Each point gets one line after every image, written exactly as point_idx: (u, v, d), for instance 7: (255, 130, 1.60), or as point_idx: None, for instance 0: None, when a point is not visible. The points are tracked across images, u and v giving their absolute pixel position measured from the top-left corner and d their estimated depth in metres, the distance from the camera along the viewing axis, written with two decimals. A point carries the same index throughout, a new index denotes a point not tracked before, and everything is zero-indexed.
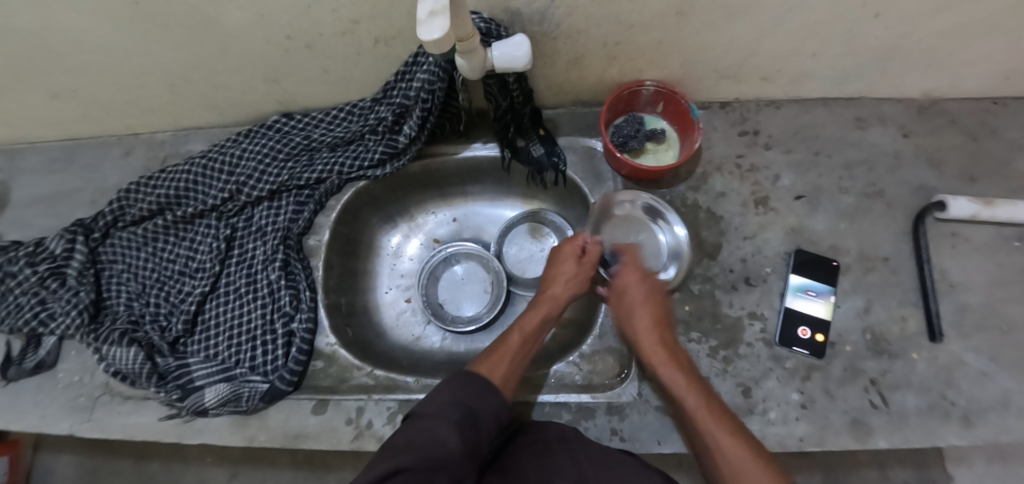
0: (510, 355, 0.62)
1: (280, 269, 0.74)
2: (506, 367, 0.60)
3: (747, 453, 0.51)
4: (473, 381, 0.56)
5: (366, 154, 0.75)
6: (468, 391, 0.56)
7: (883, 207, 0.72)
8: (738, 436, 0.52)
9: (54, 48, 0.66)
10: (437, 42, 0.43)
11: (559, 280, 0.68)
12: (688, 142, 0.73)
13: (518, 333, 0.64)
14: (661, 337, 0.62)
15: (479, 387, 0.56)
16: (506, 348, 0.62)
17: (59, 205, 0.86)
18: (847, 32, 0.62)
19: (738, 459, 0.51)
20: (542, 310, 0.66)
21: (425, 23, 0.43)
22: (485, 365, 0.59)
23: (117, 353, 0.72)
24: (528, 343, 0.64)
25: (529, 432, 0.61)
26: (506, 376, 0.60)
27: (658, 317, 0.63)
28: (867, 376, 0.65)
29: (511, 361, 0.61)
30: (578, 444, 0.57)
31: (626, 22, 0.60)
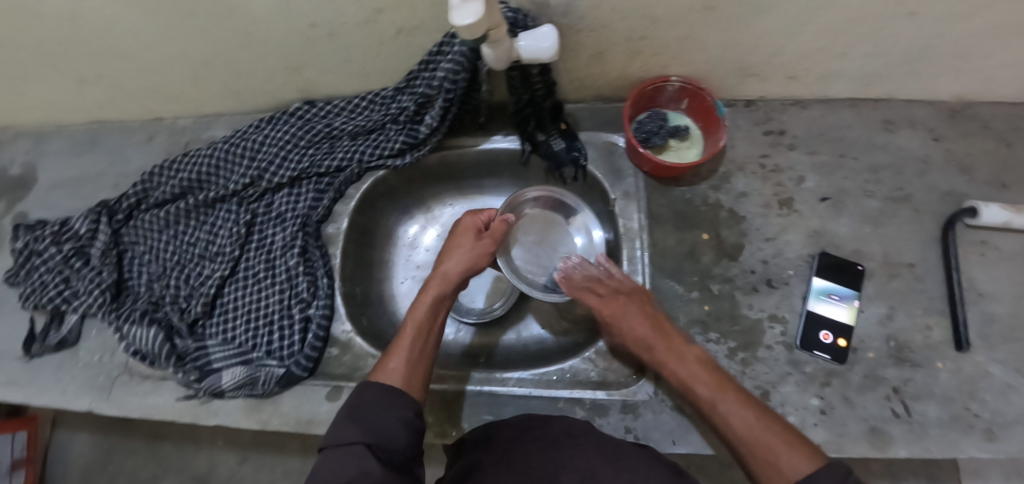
0: (413, 346, 0.59)
1: (299, 255, 0.75)
2: (409, 360, 0.58)
3: (774, 434, 0.51)
4: (369, 390, 0.54)
5: (387, 143, 0.75)
6: (371, 408, 0.53)
7: (910, 213, 0.71)
8: (765, 419, 0.53)
9: (81, 32, 0.67)
10: (469, 28, 0.44)
11: (450, 257, 0.66)
12: (712, 140, 0.72)
13: (417, 320, 0.61)
14: (664, 340, 0.61)
15: (379, 394, 0.54)
16: (403, 340, 0.60)
17: (82, 187, 0.88)
18: (879, 32, 0.60)
19: (770, 445, 0.51)
20: (433, 289, 0.63)
21: (458, 8, 0.44)
22: (383, 370, 0.57)
23: (137, 333, 0.73)
24: (429, 324, 0.62)
25: (535, 424, 0.60)
26: (410, 367, 0.58)
27: (656, 319, 0.62)
28: (888, 383, 0.64)
29: (414, 350, 0.59)
30: (587, 438, 0.57)
31: (652, 16, 0.60)
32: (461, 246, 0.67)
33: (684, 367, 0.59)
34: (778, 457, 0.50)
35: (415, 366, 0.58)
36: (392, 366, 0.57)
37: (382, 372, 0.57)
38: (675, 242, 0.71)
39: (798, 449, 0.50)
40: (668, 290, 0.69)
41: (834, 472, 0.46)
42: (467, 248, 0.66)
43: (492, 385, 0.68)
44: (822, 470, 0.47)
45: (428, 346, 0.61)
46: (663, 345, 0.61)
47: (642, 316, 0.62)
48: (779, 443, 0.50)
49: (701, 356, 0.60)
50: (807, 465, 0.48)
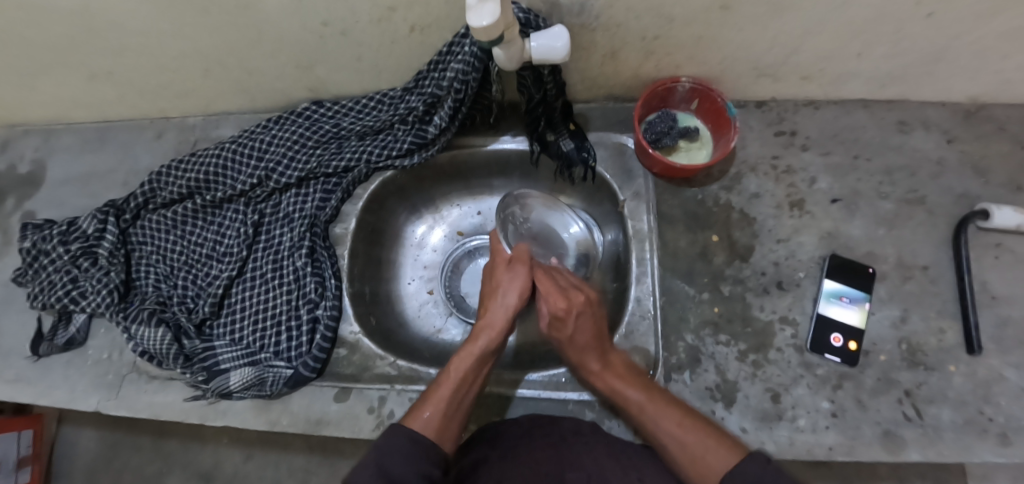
0: (450, 394, 0.59)
1: (306, 256, 0.74)
2: (444, 411, 0.58)
3: (700, 432, 0.54)
4: (397, 437, 0.53)
5: (395, 144, 0.75)
6: (399, 458, 0.52)
7: (923, 215, 0.70)
8: (689, 420, 0.56)
9: (94, 29, 0.67)
10: (486, 29, 0.44)
11: (496, 299, 0.66)
12: (723, 140, 0.71)
13: (461, 365, 0.61)
14: (599, 346, 0.62)
15: (405, 445, 0.53)
16: (440, 388, 0.59)
17: (90, 185, 0.87)
18: (896, 32, 0.60)
19: (697, 445, 0.53)
20: (483, 336, 0.63)
21: (474, 9, 0.44)
22: (414, 418, 0.57)
23: (145, 333, 0.73)
24: (474, 371, 0.61)
25: (543, 422, 0.60)
26: (444, 418, 0.57)
27: (595, 325, 0.63)
28: (901, 387, 0.63)
29: (449, 403, 0.58)
30: (595, 438, 0.57)
31: (667, 15, 0.59)
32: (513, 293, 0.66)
33: (614, 375, 0.61)
34: (709, 457, 0.52)
35: (447, 418, 0.58)
36: (427, 415, 0.57)
37: (415, 420, 0.57)
38: (686, 243, 0.71)
39: (722, 444, 0.53)
40: (678, 292, 0.69)
41: (756, 461, 0.49)
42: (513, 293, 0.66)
43: (500, 387, 0.67)
44: (745, 460, 0.50)
45: (466, 397, 0.60)
46: (597, 353, 0.61)
47: (585, 321, 0.63)
48: (705, 442, 0.53)
49: (628, 364, 0.62)
50: (731, 457, 0.51)
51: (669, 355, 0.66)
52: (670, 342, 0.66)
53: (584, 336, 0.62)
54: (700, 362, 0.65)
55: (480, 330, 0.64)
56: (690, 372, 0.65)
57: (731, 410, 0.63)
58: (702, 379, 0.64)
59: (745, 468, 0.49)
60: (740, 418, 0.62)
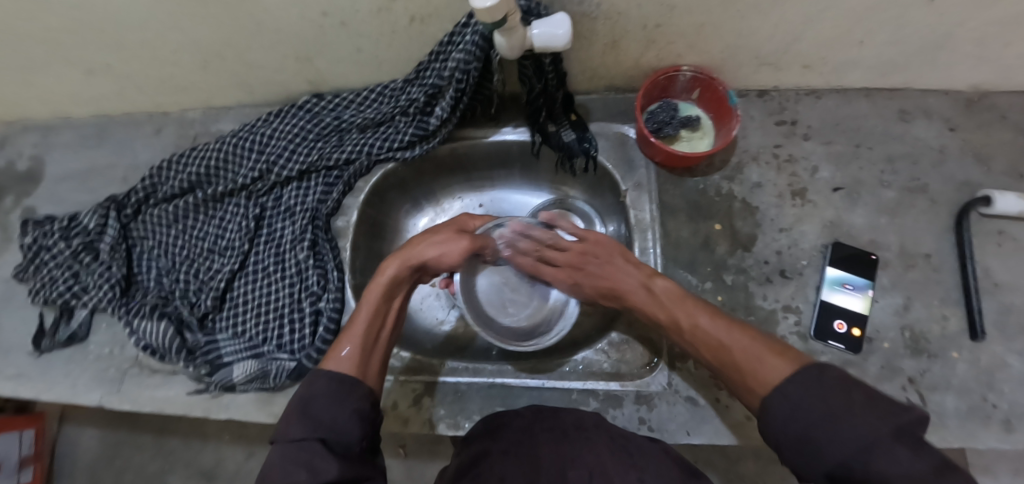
0: (365, 329, 0.55)
1: (308, 249, 0.75)
2: (363, 344, 0.54)
3: (751, 339, 0.50)
4: (319, 381, 0.50)
5: (396, 136, 0.75)
6: (325, 401, 0.48)
7: (925, 203, 0.70)
8: (740, 331, 0.52)
9: (92, 22, 0.66)
10: (490, 9, 0.44)
11: (424, 240, 0.61)
12: (724, 129, 0.71)
13: (371, 300, 0.57)
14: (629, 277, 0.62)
15: (328, 388, 0.49)
16: (353, 326, 0.55)
17: (91, 181, 0.87)
18: (897, 19, 0.60)
19: (745, 355, 0.49)
20: (393, 266, 0.59)
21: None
22: (334, 357, 0.53)
23: (147, 327, 0.73)
24: (385, 305, 0.58)
25: (545, 416, 0.59)
26: (364, 352, 0.54)
27: (615, 265, 0.63)
28: (904, 374, 0.63)
29: (367, 335, 0.55)
30: (597, 433, 0.55)
31: (668, 3, 0.59)
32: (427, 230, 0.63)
33: (654, 301, 0.59)
34: (754, 366, 0.48)
35: (369, 352, 0.54)
36: (344, 353, 0.53)
37: (333, 359, 0.53)
38: (689, 233, 0.71)
39: (775, 354, 0.48)
40: (680, 282, 0.69)
41: (811, 377, 0.44)
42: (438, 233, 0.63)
43: (504, 377, 0.68)
44: (799, 371, 0.45)
45: (384, 329, 0.57)
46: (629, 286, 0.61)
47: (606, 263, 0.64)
48: (756, 350, 0.49)
49: (671, 286, 0.59)
50: (787, 366, 0.47)
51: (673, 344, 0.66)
52: None
53: (599, 282, 0.64)
54: None
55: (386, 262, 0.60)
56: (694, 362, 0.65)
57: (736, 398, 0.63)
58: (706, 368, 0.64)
59: (798, 382, 0.44)
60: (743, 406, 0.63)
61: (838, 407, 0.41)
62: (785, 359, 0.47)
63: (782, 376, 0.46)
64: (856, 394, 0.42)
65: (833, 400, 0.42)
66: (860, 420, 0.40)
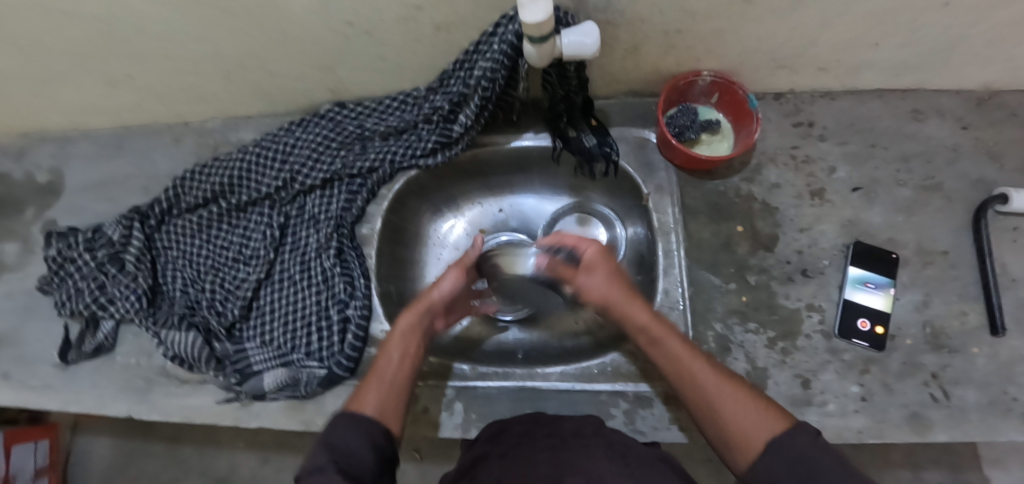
0: (386, 376, 0.57)
1: (334, 256, 0.76)
2: (383, 388, 0.56)
3: (745, 398, 0.51)
4: (341, 420, 0.52)
5: (419, 143, 0.76)
6: (347, 435, 0.50)
7: (940, 201, 0.71)
8: (733, 387, 0.52)
9: (115, 35, 0.66)
10: (538, 25, 0.46)
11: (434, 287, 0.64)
12: (744, 132, 0.73)
13: (391, 349, 0.59)
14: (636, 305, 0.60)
15: (351, 424, 0.51)
16: (376, 373, 0.57)
17: (110, 192, 0.87)
18: (914, 21, 0.61)
19: (742, 414, 0.50)
20: (410, 316, 0.61)
21: (528, 5, 0.45)
22: (360, 401, 0.55)
23: (177, 338, 0.74)
24: (403, 350, 0.60)
25: (544, 424, 0.60)
26: (384, 397, 0.55)
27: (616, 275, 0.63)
28: (926, 370, 0.65)
29: (388, 383, 0.57)
30: (595, 439, 0.56)
31: (690, 10, 0.60)
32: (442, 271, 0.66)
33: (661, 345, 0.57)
34: (751, 427, 0.49)
35: (389, 402, 0.55)
36: (367, 398, 0.55)
37: (356, 403, 0.55)
38: (711, 233, 0.72)
39: (768, 413, 0.50)
40: (703, 283, 0.70)
41: (807, 434, 0.47)
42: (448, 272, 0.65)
43: (534, 381, 0.68)
44: (793, 432, 0.48)
45: (404, 379, 0.58)
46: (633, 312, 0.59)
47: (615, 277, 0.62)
48: (751, 408, 0.50)
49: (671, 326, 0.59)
50: (777, 426, 0.49)
51: (699, 344, 0.67)
52: (700, 331, 0.67)
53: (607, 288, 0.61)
54: (730, 350, 0.66)
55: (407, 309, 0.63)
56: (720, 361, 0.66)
57: None
58: (732, 367, 0.66)
59: (791, 441, 0.47)
60: None
61: (825, 466, 0.44)
62: (778, 418, 0.49)
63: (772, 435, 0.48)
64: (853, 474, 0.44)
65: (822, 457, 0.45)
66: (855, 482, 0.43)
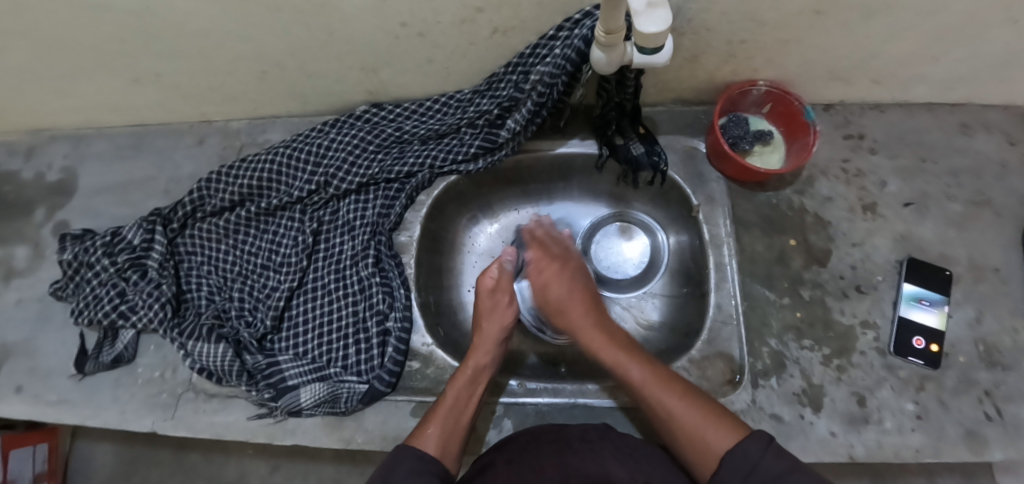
0: (450, 415, 0.60)
1: (372, 265, 0.73)
2: (444, 427, 0.59)
3: (698, 412, 0.54)
4: (405, 455, 0.56)
5: (461, 148, 0.73)
6: (405, 474, 0.54)
7: (990, 217, 0.71)
8: (689, 399, 0.55)
9: (147, 29, 0.62)
10: (656, 34, 0.46)
11: (490, 320, 0.68)
12: (798, 145, 0.71)
13: (458, 383, 0.62)
14: (598, 324, 0.63)
15: (413, 462, 0.55)
16: (440, 409, 0.60)
17: (129, 194, 0.83)
18: (981, 38, 0.60)
19: (695, 426, 0.53)
20: (477, 356, 0.64)
21: (644, 15, 0.46)
22: (421, 436, 0.58)
23: (204, 349, 0.70)
24: (470, 389, 0.62)
25: (551, 430, 0.60)
26: (445, 434, 0.59)
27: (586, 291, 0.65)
28: (980, 387, 0.65)
29: (449, 418, 0.60)
30: (602, 444, 0.57)
31: (760, 20, 0.58)
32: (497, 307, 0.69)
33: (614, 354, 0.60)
34: (708, 440, 0.52)
35: (450, 438, 0.59)
36: (429, 431, 0.59)
37: (420, 437, 0.58)
38: (764, 247, 0.71)
39: (724, 426, 0.52)
40: (755, 296, 0.69)
41: (759, 443, 0.50)
42: (510, 306, 0.69)
43: (586, 398, 0.67)
44: (746, 441, 0.51)
45: (465, 415, 0.61)
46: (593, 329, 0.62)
47: (574, 287, 0.65)
48: (706, 424, 0.53)
49: (629, 342, 0.62)
50: (731, 439, 0.51)
51: (754, 361, 0.66)
52: (754, 347, 0.67)
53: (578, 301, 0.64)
54: (785, 367, 0.66)
55: (474, 351, 0.65)
56: (776, 378, 0.65)
57: (819, 414, 0.63)
58: (788, 384, 0.65)
59: (745, 451, 0.50)
60: (828, 421, 0.63)
61: (774, 474, 0.47)
62: (732, 430, 0.52)
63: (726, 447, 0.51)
64: (786, 461, 0.48)
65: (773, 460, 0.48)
66: (773, 460, 0.48)
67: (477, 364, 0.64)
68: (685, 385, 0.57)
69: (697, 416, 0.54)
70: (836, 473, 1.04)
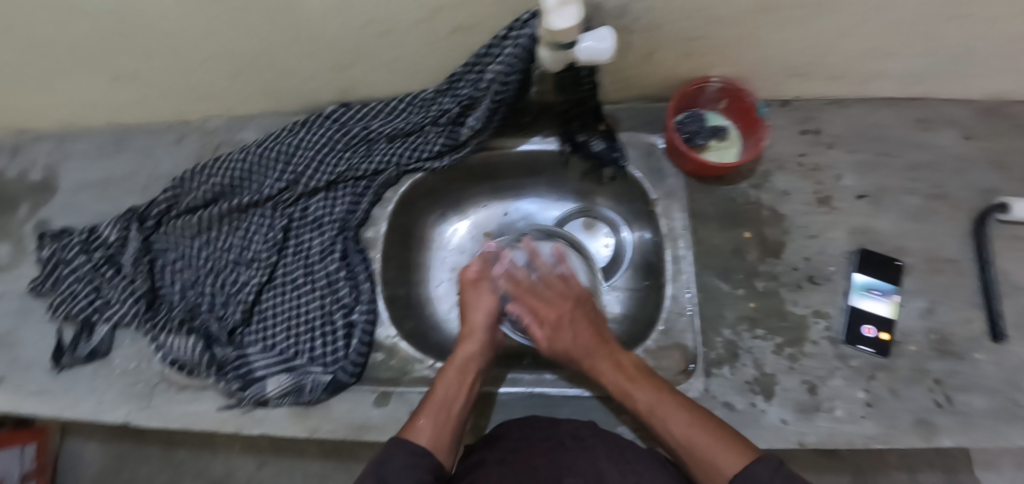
0: (442, 405, 0.60)
1: (339, 260, 0.75)
2: (435, 420, 0.59)
3: (707, 434, 0.53)
4: (397, 449, 0.55)
5: (427, 146, 0.76)
6: (399, 467, 0.53)
7: (946, 209, 0.72)
8: (700, 423, 0.55)
9: (120, 31, 0.64)
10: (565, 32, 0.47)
11: (475, 314, 0.70)
12: (752, 139, 0.73)
13: (449, 375, 0.63)
14: (603, 349, 0.65)
15: (407, 455, 0.54)
16: (431, 403, 0.60)
17: (109, 191, 0.86)
18: (927, 34, 0.62)
19: (704, 446, 0.53)
20: (468, 346, 0.66)
21: (555, 12, 0.46)
22: (416, 429, 0.58)
23: (176, 342, 0.73)
24: (460, 379, 0.63)
25: (542, 426, 0.60)
26: (437, 426, 0.58)
27: (592, 327, 0.67)
28: (932, 376, 0.66)
29: (439, 409, 0.60)
30: (595, 441, 0.57)
31: (709, 17, 0.60)
32: (478, 297, 0.72)
33: (617, 378, 0.62)
34: (717, 460, 0.51)
35: (441, 429, 0.58)
36: (420, 424, 0.58)
37: (411, 431, 0.58)
38: (722, 239, 0.72)
39: (732, 447, 0.52)
40: (710, 288, 0.70)
41: (768, 467, 0.48)
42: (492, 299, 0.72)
43: (544, 387, 0.68)
44: (756, 463, 0.49)
45: (457, 404, 0.61)
46: (601, 360, 0.64)
47: (575, 327, 0.67)
48: (713, 445, 0.52)
49: (638, 365, 0.63)
50: (739, 460, 0.50)
51: (708, 351, 0.67)
52: (708, 337, 0.68)
53: (582, 337, 0.66)
54: (738, 357, 0.67)
55: (465, 342, 0.67)
56: (730, 367, 0.67)
57: (771, 403, 0.65)
58: (741, 374, 0.66)
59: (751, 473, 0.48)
60: (780, 410, 0.64)
61: None
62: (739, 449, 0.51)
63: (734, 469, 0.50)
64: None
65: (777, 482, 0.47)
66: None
67: (467, 352, 0.66)
68: (700, 410, 0.57)
69: (706, 436, 0.53)
70: (815, 469, 1.04)
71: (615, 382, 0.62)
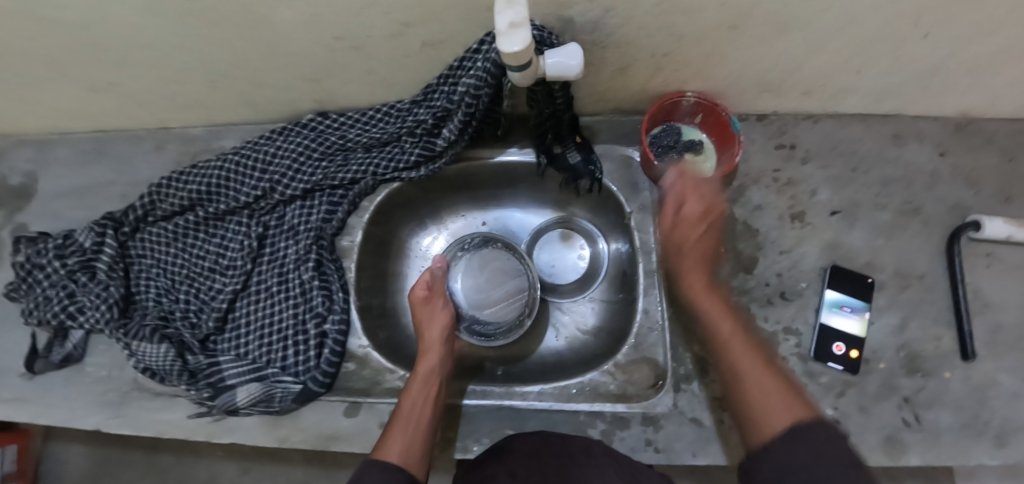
0: (411, 420, 0.60)
1: (313, 269, 0.74)
2: (406, 435, 0.58)
3: (777, 385, 0.50)
4: (371, 466, 0.54)
5: (402, 156, 0.75)
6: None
7: (917, 225, 0.73)
8: (770, 371, 0.52)
9: (91, 41, 0.64)
10: (516, 54, 0.48)
11: (430, 328, 0.70)
12: (727, 154, 0.73)
13: (413, 390, 0.63)
14: (706, 269, 0.60)
15: (381, 469, 0.53)
16: (399, 418, 0.60)
17: (87, 197, 0.86)
18: (895, 52, 0.62)
19: (766, 392, 0.50)
20: (428, 359, 0.67)
21: (506, 35, 0.47)
22: (385, 447, 0.57)
23: (147, 349, 0.72)
24: (425, 392, 0.63)
25: (553, 444, 0.59)
26: (408, 440, 0.58)
27: (708, 244, 0.62)
28: (900, 393, 0.66)
29: (412, 423, 0.59)
30: (607, 462, 0.56)
31: (677, 33, 0.60)
32: (432, 312, 0.72)
33: (713, 304, 0.57)
34: (772, 409, 0.48)
35: (413, 442, 0.58)
36: (391, 441, 0.58)
37: (382, 449, 0.57)
38: None
39: (796, 405, 0.49)
40: (681, 303, 0.71)
41: (830, 433, 0.45)
42: (444, 309, 0.72)
43: (513, 399, 0.68)
44: (815, 425, 0.46)
45: (426, 417, 0.61)
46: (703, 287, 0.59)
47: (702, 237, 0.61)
48: (781, 399, 0.49)
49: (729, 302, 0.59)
50: (801, 416, 0.47)
51: (678, 366, 0.67)
52: (679, 352, 0.68)
53: (698, 249, 0.61)
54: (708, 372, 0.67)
55: (424, 357, 0.67)
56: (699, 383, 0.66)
57: None
58: (709, 389, 0.66)
59: (812, 431, 0.45)
60: None
61: (837, 462, 0.42)
62: (802, 408, 0.48)
63: (794, 420, 0.47)
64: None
65: (837, 447, 0.44)
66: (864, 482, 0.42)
67: (427, 367, 0.66)
68: (773, 363, 0.54)
69: (774, 387, 0.50)
70: None
71: (706, 302, 0.58)
